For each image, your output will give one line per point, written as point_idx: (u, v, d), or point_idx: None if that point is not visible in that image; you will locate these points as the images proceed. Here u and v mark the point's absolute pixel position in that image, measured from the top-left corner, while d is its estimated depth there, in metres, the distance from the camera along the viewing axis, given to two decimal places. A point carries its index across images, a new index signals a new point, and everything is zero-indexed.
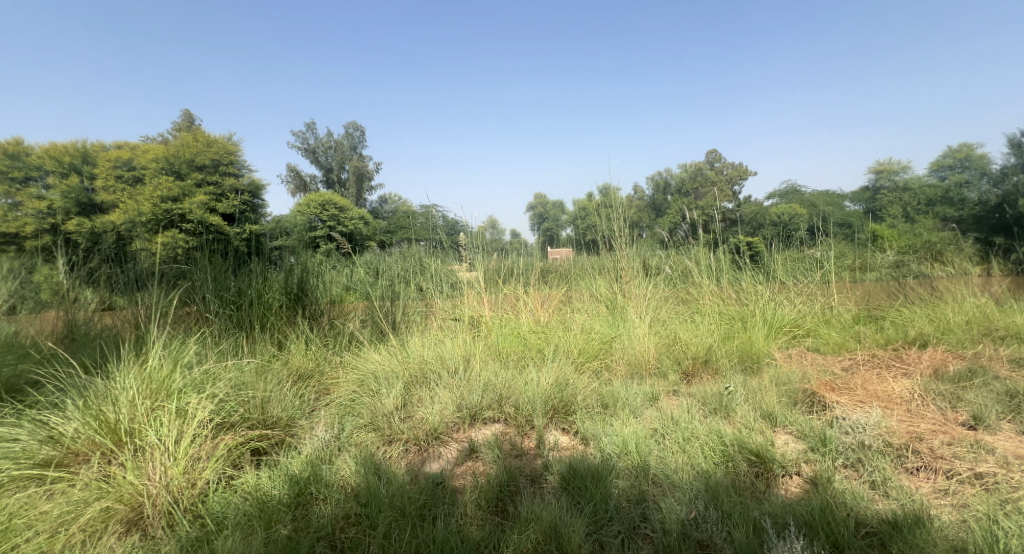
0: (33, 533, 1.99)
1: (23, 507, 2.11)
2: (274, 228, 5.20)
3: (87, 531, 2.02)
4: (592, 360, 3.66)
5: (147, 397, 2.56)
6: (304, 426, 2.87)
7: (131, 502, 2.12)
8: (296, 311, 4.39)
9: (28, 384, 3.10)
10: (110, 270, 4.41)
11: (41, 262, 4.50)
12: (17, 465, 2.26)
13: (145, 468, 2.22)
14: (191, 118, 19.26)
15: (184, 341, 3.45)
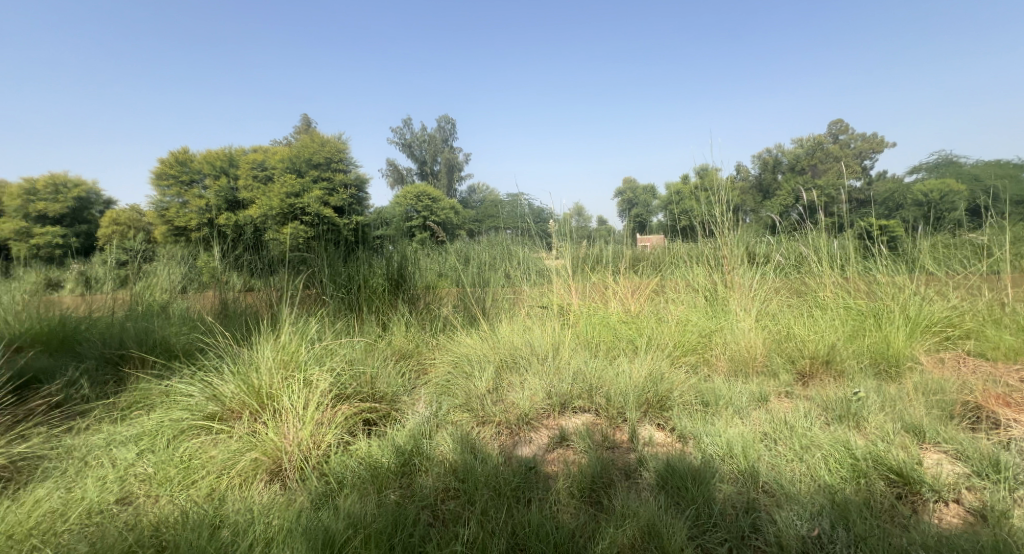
0: (205, 473, 2.37)
1: (197, 450, 2.52)
2: (375, 219, 5.59)
3: (242, 476, 2.35)
4: (689, 354, 3.49)
5: (281, 367, 2.92)
6: (406, 402, 3.08)
7: (273, 455, 2.42)
8: (397, 296, 4.69)
9: (196, 351, 3.69)
10: (248, 256, 5.02)
11: (203, 250, 5.36)
12: (192, 416, 2.71)
13: (281, 427, 2.52)
14: (305, 121, 21.25)
15: (306, 320, 3.84)
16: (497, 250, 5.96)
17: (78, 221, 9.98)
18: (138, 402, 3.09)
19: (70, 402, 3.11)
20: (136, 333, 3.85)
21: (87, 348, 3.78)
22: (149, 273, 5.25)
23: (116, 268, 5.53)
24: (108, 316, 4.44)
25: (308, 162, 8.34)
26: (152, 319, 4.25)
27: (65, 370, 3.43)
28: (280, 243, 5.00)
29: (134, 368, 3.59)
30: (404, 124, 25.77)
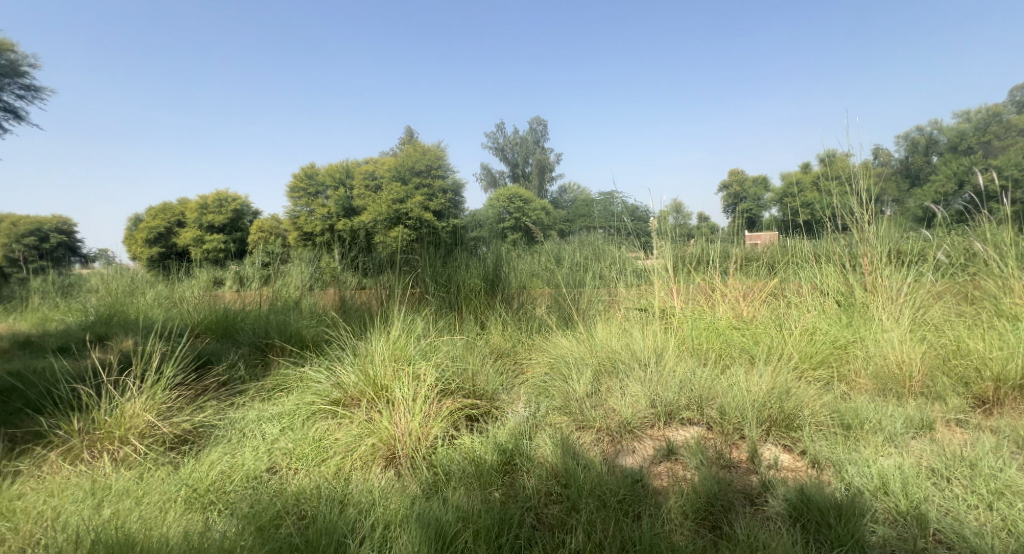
0: (333, 453, 2.61)
1: (326, 431, 2.80)
2: (470, 222, 5.79)
3: (362, 460, 2.56)
4: (819, 368, 3.15)
5: (392, 361, 3.19)
6: (505, 401, 3.15)
7: (388, 443, 2.61)
8: (493, 297, 4.80)
9: (323, 342, 4.12)
10: (361, 257, 5.43)
11: (324, 253, 5.98)
12: (321, 401, 3.03)
13: (394, 418, 2.71)
14: (409, 133, 22.72)
15: (413, 318, 4.08)
16: (590, 251, 5.86)
17: (233, 229, 11.72)
18: (280, 384, 3.52)
19: (233, 381, 3.62)
20: (277, 325, 4.42)
21: (243, 334, 4.41)
22: (286, 272, 5.97)
23: (261, 268, 6.37)
24: (256, 309, 5.12)
25: (412, 169, 8.89)
26: (289, 312, 4.83)
27: (228, 354, 4.02)
28: (387, 246, 5.36)
29: (277, 355, 4.09)
30: (498, 128, 26.44)
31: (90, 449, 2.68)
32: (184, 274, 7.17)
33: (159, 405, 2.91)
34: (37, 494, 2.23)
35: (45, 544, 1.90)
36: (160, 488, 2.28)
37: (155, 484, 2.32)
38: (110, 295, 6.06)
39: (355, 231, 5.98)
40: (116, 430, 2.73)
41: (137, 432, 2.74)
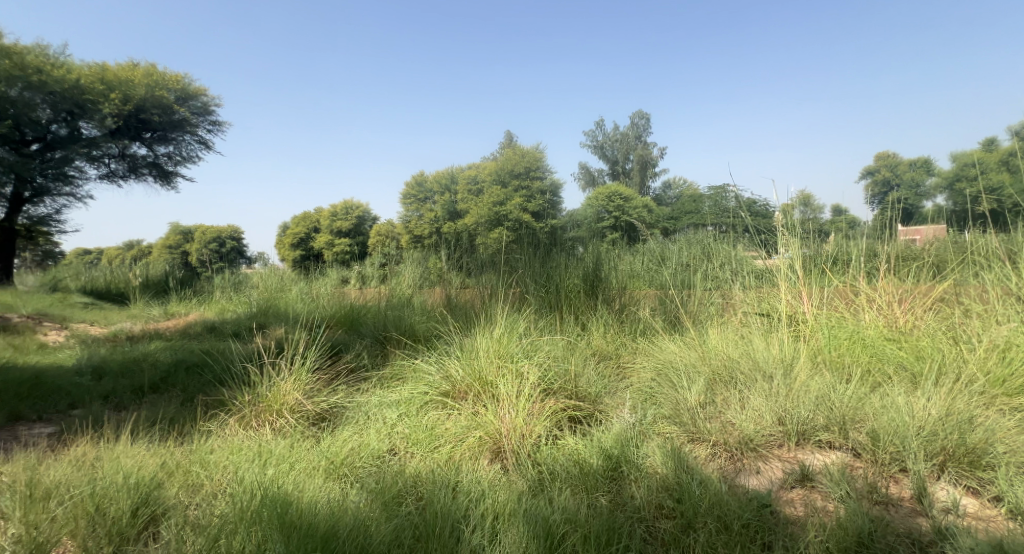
0: (444, 441, 2.75)
1: (437, 420, 2.97)
2: (567, 222, 5.75)
3: (471, 451, 2.65)
4: (1012, 396, 2.60)
5: (497, 359, 3.31)
6: (609, 405, 3.08)
7: (494, 437, 2.68)
8: (594, 298, 4.68)
9: (433, 336, 4.35)
10: (465, 258, 5.65)
11: (432, 256, 6.27)
12: (432, 391, 3.25)
13: (500, 413, 2.78)
14: (509, 137, 23.37)
15: (515, 317, 4.13)
16: (698, 249, 5.49)
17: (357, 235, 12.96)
18: (398, 374, 3.82)
19: (360, 368, 3.99)
20: (392, 319, 4.79)
21: (365, 327, 4.84)
22: (399, 271, 6.42)
23: (379, 267, 6.92)
24: (375, 304, 5.58)
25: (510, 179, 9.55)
26: (403, 308, 5.19)
27: (354, 344, 4.45)
28: (488, 248, 5.52)
29: (394, 347, 4.41)
30: (597, 125, 26.09)
31: (254, 418, 3.16)
32: (316, 272, 8.05)
33: (304, 386, 3.38)
34: (221, 452, 2.64)
35: (226, 494, 2.21)
36: (307, 457, 2.57)
37: (302, 454, 2.62)
38: (267, 291, 7.09)
39: (459, 234, 6.23)
40: (274, 404, 3.21)
41: (289, 407, 3.21)
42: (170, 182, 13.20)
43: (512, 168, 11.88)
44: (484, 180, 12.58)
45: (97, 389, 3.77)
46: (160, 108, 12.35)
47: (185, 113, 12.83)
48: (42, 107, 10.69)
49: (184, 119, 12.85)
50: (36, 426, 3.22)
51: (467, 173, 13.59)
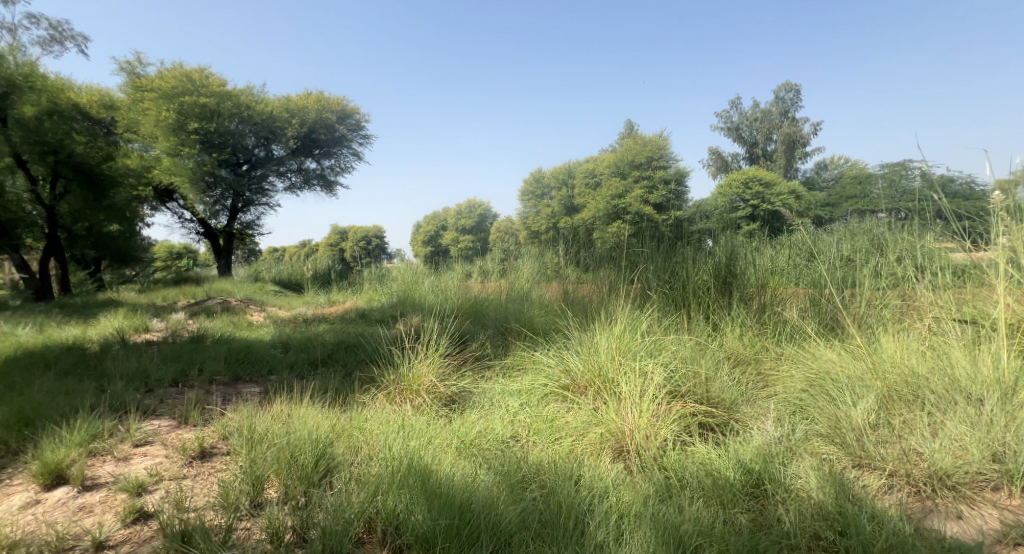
0: (565, 434, 2.81)
1: (557, 414, 3.04)
2: (696, 213, 5.28)
3: (594, 446, 2.64)
4: None
5: (617, 352, 3.29)
6: (748, 414, 2.79)
7: (618, 436, 2.64)
8: (728, 296, 4.25)
9: (553, 330, 4.34)
10: (581, 253, 5.48)
11: (548, 251, 6.15)
12: (552, 384, 3.35)
13: (623, 413, 2.72)
14: (632, 125, 22.48)
15: (639, 314, 3.95)
16: (865, 241, 4.71)
17: None
18: (518, 364, 3.93)
19: (484, 358, 4.16)
20: (513, 313, 4.91)
21: (488, 318, 5.00)
22: (517, 265, 6.50)
23: (499, 262, 7.06)
24: (496, 298, 5.72)
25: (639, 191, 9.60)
26: (522, 303, 5.25)
27: (478, 334, 4.61)
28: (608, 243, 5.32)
29: (515, 338, 4.50)
30: (734, 105, 23.92)
31: (398, 394, 3.47)
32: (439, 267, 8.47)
33: (438, 368, 3.65)
34: (374, 422, 2.96)
35: (381, 457, 2.49)
36: (441, 435, 2.78)
37: (436, 432, 2.82)
38: (403, 284, 7.79)
39: (577, 229, 6.09)
40: (413, 384, 3.50)
41: (425, 388, 3.49)
42: (332, 192, 15.26)
43: (633, 159, 11.47)
44: (602, 173, 12.36)
45: (287, 359, 4.45)
46: (324, 128, 14.10)
47: (344, 131, 14.49)
48: (245, 130, 13.12)
49: (342, 136, 14.55)
50: (248, 384, 3.94)
51: (584, 165, 13.40)
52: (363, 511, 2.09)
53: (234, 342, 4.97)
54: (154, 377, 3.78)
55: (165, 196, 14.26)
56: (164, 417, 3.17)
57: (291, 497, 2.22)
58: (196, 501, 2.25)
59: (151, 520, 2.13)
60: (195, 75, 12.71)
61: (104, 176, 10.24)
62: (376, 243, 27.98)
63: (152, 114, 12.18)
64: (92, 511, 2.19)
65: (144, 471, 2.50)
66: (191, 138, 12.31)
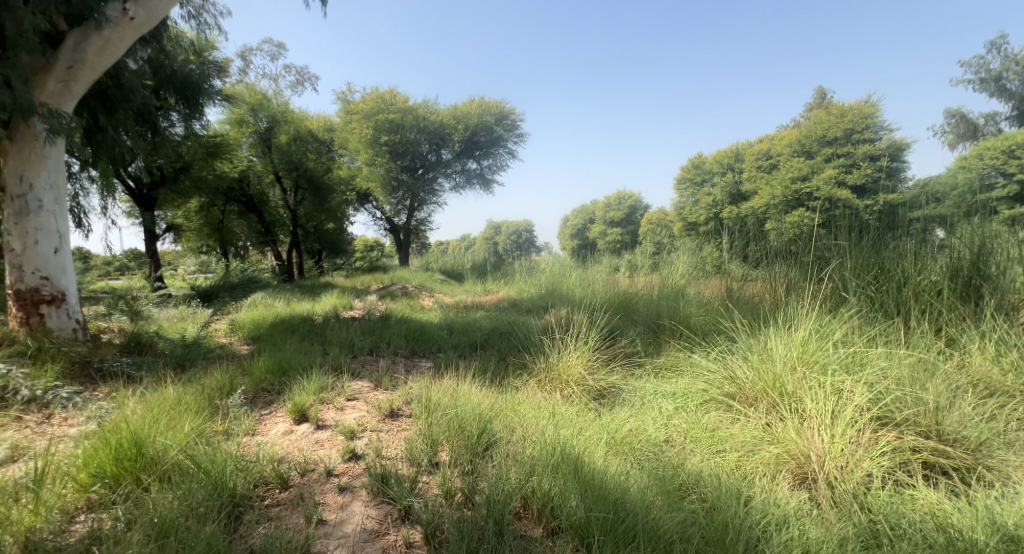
0: (730, 447, 2.48)
1: (719, 423, 2.67)
2: (918, 196, 4.16)
3: (768, 469, 2.33)
4: None
5: (800, 364, 2.79)
6: (1001, 462, 2.20)
7: (799, 458, 2.30)
8: (972, 302, 3.26)
9: (715, 331, 3.86)
10: (752, 247, 4.79)
11: (710, 242, 5.50)
12: (715, 391, 2.95)
13: (807, 433, 2.37)
14: (823, 93, 19.21)
15: (827, 318, 3.26)
16: None
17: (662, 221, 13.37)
18: (671, 366, 3.55)
19: (634, 354, 3.88)
20: (668, 308, 4.46)
21: (639, 314, 4.64)
22: (672, 259, 5.96)
23: (650, 255, 6.52)
24: (648, 293, 5.30)
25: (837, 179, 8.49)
26: (678, 299, 4.76)
27: (628, 329, 4.30)
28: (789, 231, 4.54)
29: (669, 336, 4.13)
30: None
31: (548, 382, 3.40)
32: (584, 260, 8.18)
33: (587, 361, 3.51)
34: (527, 405, 2.91)
35: (535, 440, 2.45)
36: (592, 428, 2.62)
37: (588, 424, 2.67)
38: (552, 277, 7.80)
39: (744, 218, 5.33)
40: (560, 375, 3.41)
41: (574, 379, 3.37)
42: (489, 191, 16.09)
43: (824, 133, 10.08)
44: (779, 154, 11.06)
45: (453, 340, 4.76)
46: (484, 132, 14.86)
47: (501, 133, 15.07)
48: (421, 139, 14.55)
49: (500, 138, 15.16)
50: (419, 358, 4.31)
51: (756, 147, 12.22)
52: (519, 488, 2.12)
53: (411, 322, 5.47)
54: (358, 346, 4.39)
55: (366, 198, 16.74)
56: (365, 379, 3.59)
57: (459, 462, 2.34)
58: (390, 450, 2.51)
59: (361, 459, 2.45)
60: (386, 95, 14.45)
61: (326, 186, 12.23)
62: (526, 237, 28.75)
63: (358, 131, 14.36)
64: (323, 445, 2.59)
65: (353, 420, 2.86)
66: (382, 149, 14.19)
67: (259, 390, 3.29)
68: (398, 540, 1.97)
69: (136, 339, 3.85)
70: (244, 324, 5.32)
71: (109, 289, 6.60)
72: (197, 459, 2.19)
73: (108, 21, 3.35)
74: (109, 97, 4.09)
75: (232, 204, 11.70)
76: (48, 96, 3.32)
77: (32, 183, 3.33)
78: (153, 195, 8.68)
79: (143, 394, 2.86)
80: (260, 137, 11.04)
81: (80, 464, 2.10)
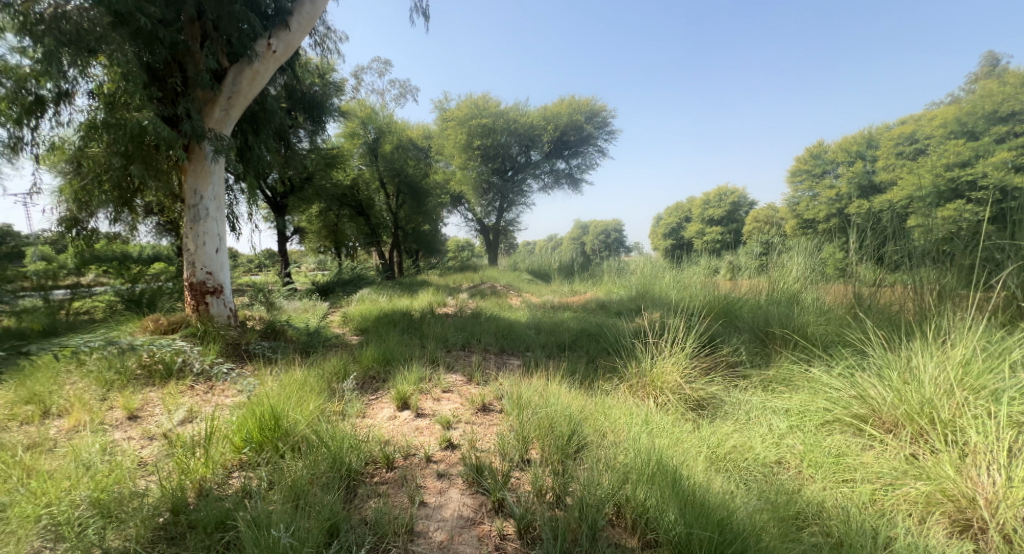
0: (861, 478, 2.37)
1: (846, 448, 2.54)
2: None
3: (916, 508, 2.20)
4: None
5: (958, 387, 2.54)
6: None
7: (958, 501, 2.14)
8: None
9: (836, 344, 3.58)
10: (891, 246, 4.12)
11: (829, 241, 4.99)
12: (840, 411, 2.77)
13: (969, 471, 2.19)
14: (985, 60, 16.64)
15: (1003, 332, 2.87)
16: None
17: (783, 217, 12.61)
18: (784, 379, 3.35)
19: (738, 365, 3.71)
20: (779, 315, 4.15)
21: (744, 320, 4.37)
22: (783, 261, 5.38)
23: (757, 255, 5.94)
24: (754, 299, 4.95)
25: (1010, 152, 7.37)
26: (792, 307, 4.42)
27: (730, 337, 4.09)
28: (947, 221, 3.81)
29: (780, 347, 3.88)
30: None
31: (640, 388, 3.38)
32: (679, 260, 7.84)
33: (684, 369, 3.38)
34: (618, 410, 2.91)
35: (627, 447, 2.45)
36: (690, 441, 2.57)
37: (683, 436, 2.63)
38: (643, 278, 7.58)
39: (877, 210, 4.60)
40: (655, 381, 3.35)
41: (669, 387, 3.29)
42: (578, 189, 16.02)
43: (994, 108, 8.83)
44: (930, 135, 9.54)
45: (541, 339, 4.85)
46: (574, 130, 14.72)
47: (592, 130, 14.82)
48: (511, 141, 14.80)
49: (590, 135, 14.93)
50: (507, 356, 4.47)
51: (893, 130, 10.82)
52: (613, 495, 2.16)
53: (500, 321, 5.67)
54: (451, 342, 4.63)
55: (459, 201, 17.50)
56: (459, 373, 3.81)
57: (550, 462, 2.41)
58: (483, 443, 2.66)
59: (456, 449, 2.62)
60: (479, 101, 14.90)
61: (422, 189, 13.11)
62: (614, 237, 28.10)
63: (453, 138, 14.98)
64: (421, 433, 2.79)
65: (448, 411, 3.07)
66: (474, 153, 14.69)
67: (368, 376, 3.63)
68: (492, 531, 2.11)
69: (271, 326, 4.42)
70: (353, 317, 5.88)
71: (248, 284, 7.61)
72: (320, 434, 2.46)
73: (256, 55, 3.90)
74: (256, 118, 4.75)
75: (343, 210, 12.85)
76: (214, 123, 3.93)
77: (202, 195, 3.96)
78: (284, 203, 9.66)
79: (277, 372, 3.30)
80: (368, 148, 11.82)
81: (235, 427, 2.45)
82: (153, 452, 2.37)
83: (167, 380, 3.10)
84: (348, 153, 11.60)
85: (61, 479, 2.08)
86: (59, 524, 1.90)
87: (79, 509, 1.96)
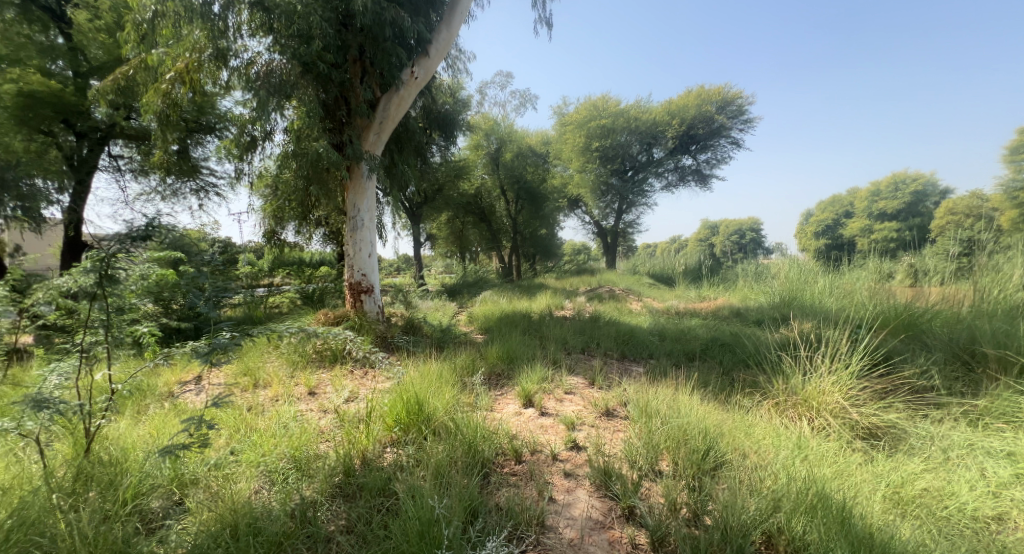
0: None
1: None
2: None
3: None
4: None
5: None
6: None
7: None
8: None
9: None
10: None
11: None
12: None
13: None
14: None
15: None
16: None
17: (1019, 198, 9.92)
18: (1003, 413, 2.90)
19: (929, 392, 3.23)
20: (992, 333, 3.48)
21: (935, 337, 3.73)
22: (1000, 265, 4.46)
23: (954, 257, 4.89)
24: (951, 310, 4.20)
25: None
26: (1008, 322, 3.67)
27: (915, 356, 3.56)
28: None
29: (994, 375, 3.28)
30: None
31: (790, 408, 3.14)
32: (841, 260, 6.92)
33: (847, 391, 3.04)
34: (762, 430, 2.75)
35: (777, 473, 2.31)
36: (864, 477, 2.37)
37: (853, 469, 2.43)
38: (788, 281, 6.87)
39: None
40: (812, 400, 3.08)
41: (829, 408, 3.00)
42: (707, 184, 15.02)
43: None
44: None
45: (668, 347, 4.70)
46: (704, 122, 13.78)
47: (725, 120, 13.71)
48: (631, 141, 14.47)
49: (722, 126, 13.86)
50: (630, 362, 4.43)
51: None
52: (762, 523, 2.08)
53: (621, 325, 5.62)
54: (572, 345, 4.73)
55: (576, 203, 17.59)
56: (580, 376, 3.88)
57: (684, 475, 2.36)
58: (609, 448, 2.69)
59: (581, 451, 2.70)
60: (598, 103, 14.79)
61: (540, 194, 13.48)
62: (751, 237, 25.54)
63: (572, 141, 15.05)
64: (546, 431, 2.92)
65: (571, 412, 3.16)
66: (593, 155, 14.62)
67: (495, 372, 3.88)
68: (623, 537, 2.15)
69: (409, 322, 4.93)
70: (477, 316, 6.27)
71: (389, 285, 8.52)
72: (456, 422, 2.71)
73: (403, 82, 4.40)
74: (400, 139, 5.40)
75: (468, 216, 13.66)
76: (368, 145, 4.52)
77: (358, 206, 4.57)
78: (420, 211, 10.79)
79: (418, 363, 3.70)
80: (490, 157, 12.45)
81: (387, 408, 2.81)
82: (328, 423, 2.83)
83: (334, 363, 3.69)
84: (472, 163, 12.31)
85: (270, 436, 2.58)
86: (271, 471, 2.37)
87: (283, 461, 2.43)
